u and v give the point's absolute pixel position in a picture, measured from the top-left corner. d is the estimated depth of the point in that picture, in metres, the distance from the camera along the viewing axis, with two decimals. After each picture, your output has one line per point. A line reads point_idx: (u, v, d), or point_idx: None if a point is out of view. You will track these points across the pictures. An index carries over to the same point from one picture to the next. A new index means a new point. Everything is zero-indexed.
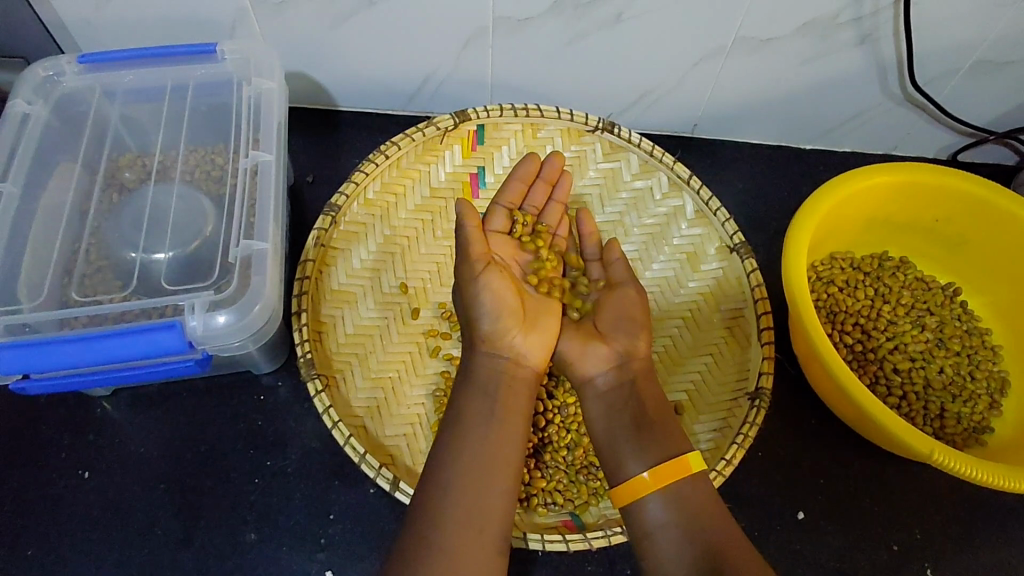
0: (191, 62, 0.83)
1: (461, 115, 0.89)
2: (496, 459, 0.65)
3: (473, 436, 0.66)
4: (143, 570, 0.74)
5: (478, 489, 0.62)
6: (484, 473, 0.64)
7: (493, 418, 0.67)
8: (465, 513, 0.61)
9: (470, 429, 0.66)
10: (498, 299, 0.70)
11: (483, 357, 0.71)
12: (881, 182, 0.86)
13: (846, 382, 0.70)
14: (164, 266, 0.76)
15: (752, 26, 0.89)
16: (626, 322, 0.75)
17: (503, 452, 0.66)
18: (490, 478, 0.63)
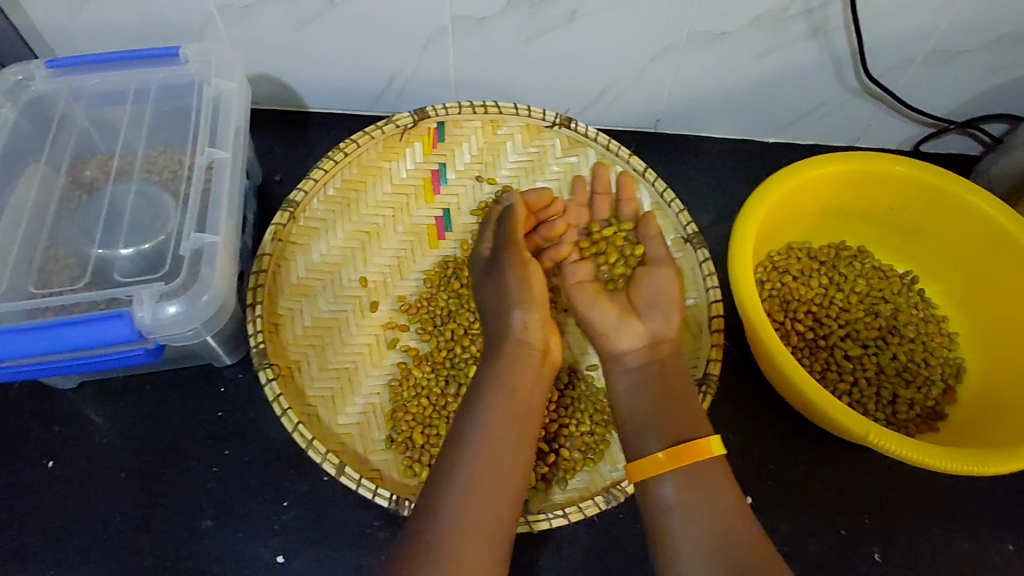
0: (155, 64, 0.86)
1: (420, 113, 0.91)
2: (500, 464, 0.66)
3: (480, 440, 0.66)
4: (103, 556, 0.77)
5: (481, 499, 0.63)
6: (492, 480, 0.64)
7: (502, 422, 0.68)
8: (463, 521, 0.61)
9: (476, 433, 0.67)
10: (530, 296, 0.79)
11: (508, 346, 0.76)
12: (833, 171, 0.87)
13: (784, 363, 0.72)
14: (123, 260, 0.79)
15: (704, 21, 0.91)
16: (661, 303, 0.81)
17: (508, 456, 0.66)
18: (494, 487, 0.64)
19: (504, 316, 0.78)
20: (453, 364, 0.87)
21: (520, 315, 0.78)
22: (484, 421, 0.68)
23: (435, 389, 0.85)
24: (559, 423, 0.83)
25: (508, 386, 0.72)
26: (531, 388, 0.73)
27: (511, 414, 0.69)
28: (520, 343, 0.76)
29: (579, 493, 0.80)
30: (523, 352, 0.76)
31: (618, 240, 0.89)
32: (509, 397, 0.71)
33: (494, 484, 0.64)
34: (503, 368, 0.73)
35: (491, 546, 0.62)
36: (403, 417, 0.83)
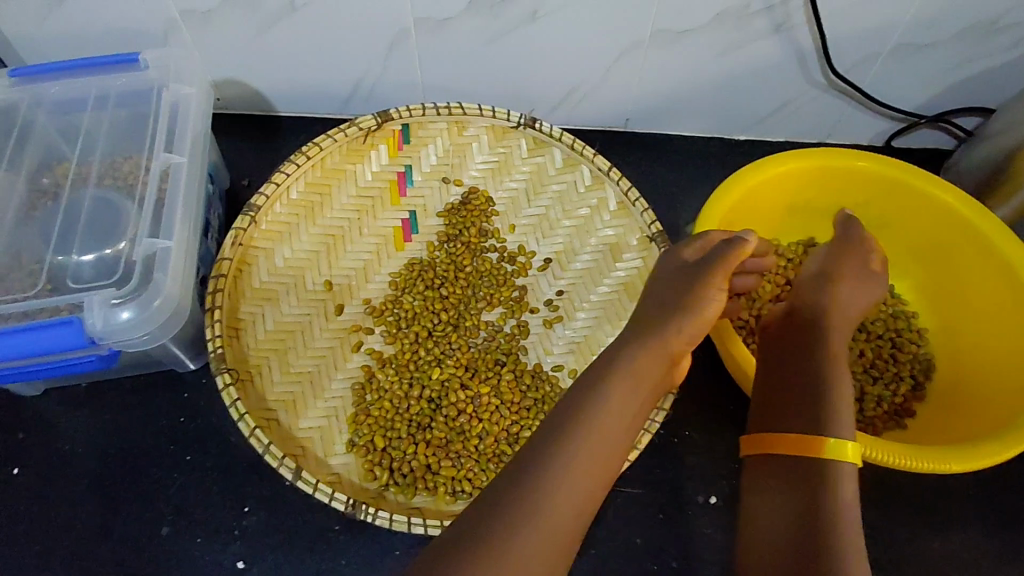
0: (115, 71, 0.86)
1: (382, 115, 0.91)
2: (610, 449, 0.56)
3: (592, 423, 0.56)
4: (63, 563, 0.76)
5: (588, 487, 0.53)
6: (603, 468, 0.55)
7: (625, 404, 0.59)
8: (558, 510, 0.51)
9: (591, 412, 0.57)
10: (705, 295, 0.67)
11: (670, 327, 0.65)
12: (795, 168, 0.86)
13: None
14: (81, 267, 0.79)
15: (666, 18, 0.90)
16: (827, 282, 0.75)
17: (617, 444, 0.57)
18: (600, 476, 0.54)
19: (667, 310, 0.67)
20: (411, 368, 0.87)
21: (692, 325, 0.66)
22: (603, 406, 0.58)
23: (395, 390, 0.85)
24: (521, 425, 0.83)
25: (641, 371, 0.61)
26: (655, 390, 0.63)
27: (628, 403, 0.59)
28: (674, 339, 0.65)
29: None
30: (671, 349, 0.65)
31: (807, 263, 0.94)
32: (637, 388, 0.60)
33: (604, 473, 0.55)
34: (642, 363, 0.62)
35: (575, 540, 0.52)
36: (365, 420, 0.82)
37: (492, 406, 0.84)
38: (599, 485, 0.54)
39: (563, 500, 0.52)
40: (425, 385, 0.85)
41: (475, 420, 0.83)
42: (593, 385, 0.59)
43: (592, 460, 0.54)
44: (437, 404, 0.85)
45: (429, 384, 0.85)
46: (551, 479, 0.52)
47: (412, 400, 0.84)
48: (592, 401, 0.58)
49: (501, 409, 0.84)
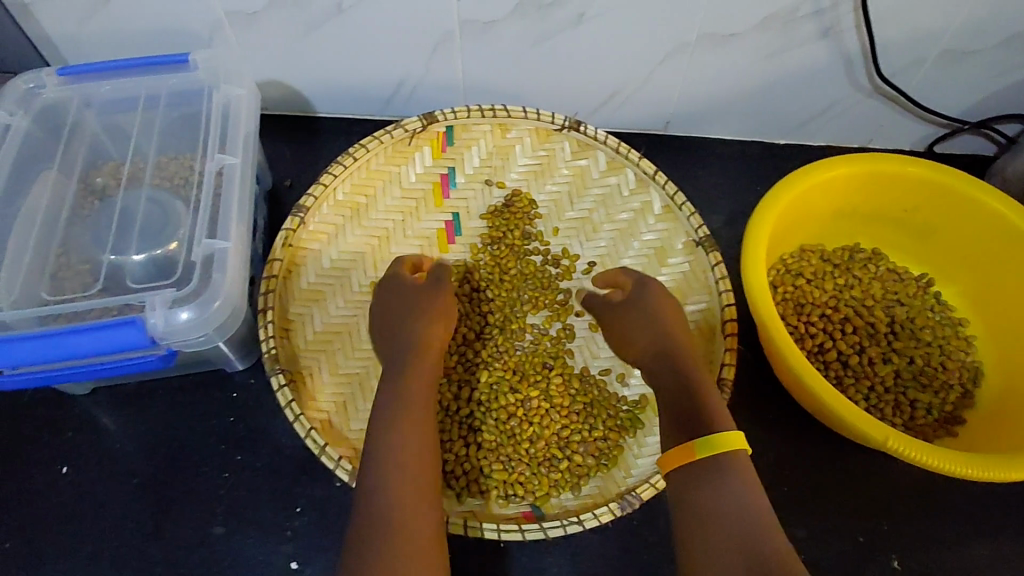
0: (167, 72, 0.86)
1: (428, 117, 0.91)
2: (416, 438, 0.66)
3: (399, 415, 0.66)
4: (115, 563, 0.77)
5: (421, 460, 0.64)
6: (427, 447, 0.66)
7: (411, 395, 0.69)
8: (404, 488, 0.62)
9: (395, 407, 0.67)
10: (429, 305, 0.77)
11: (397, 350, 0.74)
12: (843, 173, 0.86)
13: (795, 363, 0.72)
14: (136, 267, 0.79)
15: (713, 22, 0.90)
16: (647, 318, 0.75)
17: (427, 417, 0.68)
18: (423, 450, 0.65)
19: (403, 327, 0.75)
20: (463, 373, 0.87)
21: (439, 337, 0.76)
22: (394, 403, 0.68)
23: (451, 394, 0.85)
24: (571, 429, 0.83)
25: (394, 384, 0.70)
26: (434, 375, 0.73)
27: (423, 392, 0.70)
28: (421, 340, 0.74)
29: (592, 499, 0.79)
30: (424, 347, 0.73)
31: (853, 255, 0.94)
32: (412, 378, 0.70)
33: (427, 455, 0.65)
34: (412, 364, 0.71)
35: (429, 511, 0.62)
36: None
37: (543, 410, 0.83)
38: (427, 456, 0.65)
39: (412, 485, 0.63)
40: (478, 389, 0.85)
41: (527, 424, 0.82)
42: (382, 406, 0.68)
43: (422, 448, 0.65)
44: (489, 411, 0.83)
45: (486, 390, 0.84)
46: (378, 469, 0.63)
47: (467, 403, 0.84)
48: (386, 406, 0.68)
49: (552, 413, 0.83)
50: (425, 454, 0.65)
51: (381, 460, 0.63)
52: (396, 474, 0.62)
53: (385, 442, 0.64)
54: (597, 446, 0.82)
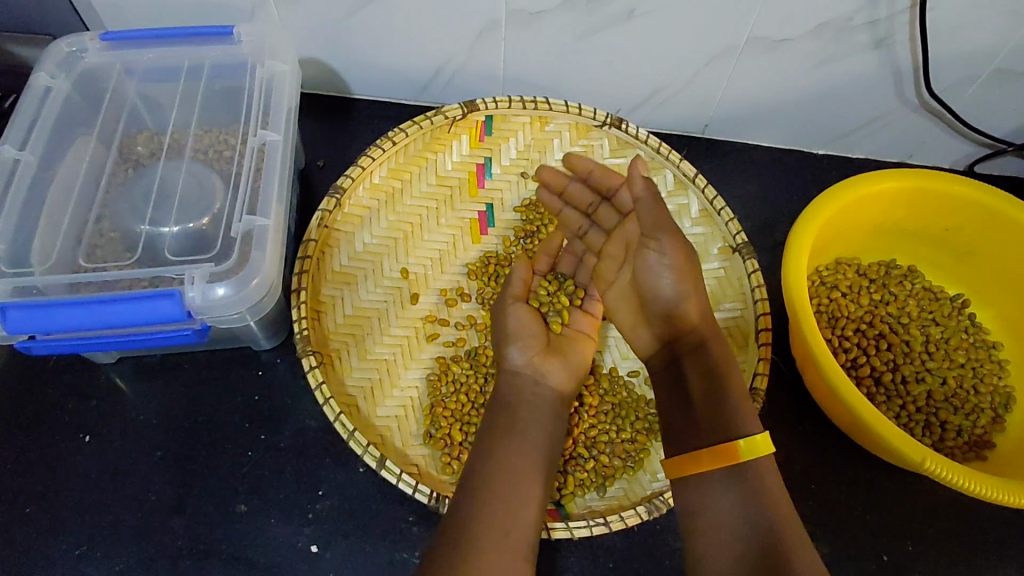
0: (210, 43, 0.85)
1: (470, 106, 0.88)
2: (516, 468, 0.69)
3: (492, 451, 0.70)
4: (136, 533, 0.77)
5: (518, 497, 0.67)
6: (525, 465, 0.70)
7: (515, 435, 0.72)
8: (498, 515, 0.64)
9: (485, 442, 0.72)
10: (518, 332, 0.79)
11: (505, 376, 0.78)
12: (889, 188, 0.85)
13: (832, 374, 0.72)
14: (169, 238, 0.78)
15: (765, 25, 0.88)
16: (669, 282, 0.70)
17: (530, 463, 0.70)
18: (522, 491, 0.67)
19: (502, 355, 0.79)
20: (563, 265, 0.88)
21: (556, 365, 0.78)
22: (499, 445, 0.71)
23: (564, 283, 0.86)
24: (599, 429, 0.83)
25: (500, 415, 0.74)
26: (558, 410, 0.76)
27: (548, 429, 0.75)
28: (521, 374, 0.77)
29: (617, 500, 0.79)
30: (525, 383, 0.77)
31: (885, 270, 0.94)
32: (519, 407, 0.75)
33: (534, 473, 0.70)
34: (517, 410, 0.74)
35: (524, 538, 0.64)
36: (441, 413, 0.83)
37: (571, 408, 0.83)
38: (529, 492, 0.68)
39: (510, 489, 0.67)
40: (582, 281, 0.87)
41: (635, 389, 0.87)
42: (484, 436, 0.72)
43: (517, 460, 0.70)
44: (595, 311, 0.86)
45: (568, 288, 0.85)
46: (472, 502, 0.65)
47: (579, 306, 0.86)
48: (485, 444, 0.71)
49: (581, 412, 0.83)
50: (532, 478, 0.69)
51: (480, 491, 0.66)
52: (492, 501, 0.65)
53: (490, 462, 0.69)
54: (625, 448, 0.82)
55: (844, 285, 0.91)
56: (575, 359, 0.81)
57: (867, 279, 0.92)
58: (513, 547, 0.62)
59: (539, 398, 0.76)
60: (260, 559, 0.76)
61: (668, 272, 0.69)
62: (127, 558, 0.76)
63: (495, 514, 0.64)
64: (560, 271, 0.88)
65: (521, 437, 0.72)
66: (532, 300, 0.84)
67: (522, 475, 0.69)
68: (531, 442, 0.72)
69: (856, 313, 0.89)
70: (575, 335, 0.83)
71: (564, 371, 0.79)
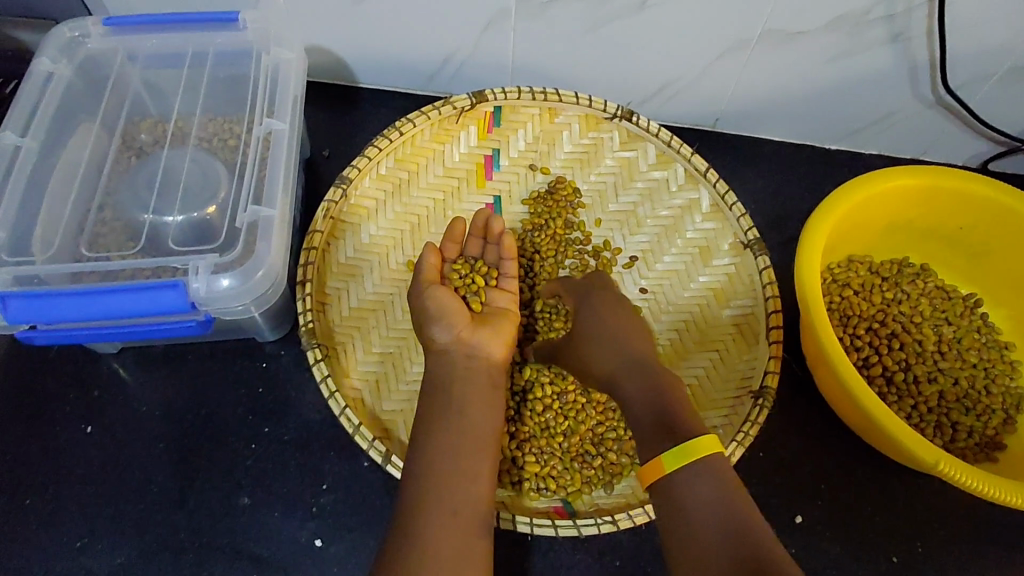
0: (215, 29, 0.84)
1: (478, 96, 0.87)
2: (459, 449, 0.67)
3: (429, 434, 0.68)
4: (138, 526, 0.76)
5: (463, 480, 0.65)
6: (470, 444, 0.68)
7: (452, 413, 0.70)
8: (441, 502, 0.63)
9: (422, 425, 0.70)
10: (440, 311, 0.74)
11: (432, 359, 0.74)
12: (904, 185, 0.83)
13: (845, 375, 0.70)
14: (173, 228, 0.77)
15: (781, 18, 0.86)
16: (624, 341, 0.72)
17: (473, 440, 0.68)
18: (467, 471, 0.66)
19: (427, 337, 0.75)
20: (470, 249, 0.86)
21: (485, 335, 0.75)
22: (437, 426, 0.69)
23: (475, 265, 0.84)
24: (607, 426, 0.82)
25: (433, 395, 0.72)
26: (492, 379, 0.74)
27: (486, 399, 0.72)
28: (447, 351, 0.74)
29: (625, 498, 0.78)
30: (453, 357, 0.74)
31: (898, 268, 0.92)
32: (455, 383, 0.72)
33: (481, 449, 0.68)
34: (454, 387, 0.72)
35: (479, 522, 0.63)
36: None
37: (580, 406, 0.82)
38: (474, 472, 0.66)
39: (453, 473, 0.65)
40: (492, 261, 0.85)
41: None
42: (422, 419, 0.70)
43: (460, 440, 0.68)
44: (511, 288, 0.84)
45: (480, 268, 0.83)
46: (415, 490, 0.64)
47: (493, 284, 0.83)
48: (424, 426, 0.69)
49: (589, 409, 0.82)
50: (480, 452, 0.68)
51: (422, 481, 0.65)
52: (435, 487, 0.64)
53: (427, 447, 0.67)
54: (632, 445, 0.81)
55: (856, 282, 0.89)
56: (502, 329, 0.77)
57: (879, 277, 0.91)
58: (467, 526, 0.62)
59: (473, 372, 0.73)
60: (263, 554, 0.75)
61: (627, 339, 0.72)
62: (129, 552, 0.75)
63: (440, 501, 0.63)
64: (470, 255, 0.86)
65: (458, 415, 0.70)
66: (447, 285, 0.81)
67: (465, 454, 0.67)
68: (468, 418, 0.70)
69: (868, 311, 0.88)
70: (497, 311, 0.79)
71: (493, 338, 0.75)
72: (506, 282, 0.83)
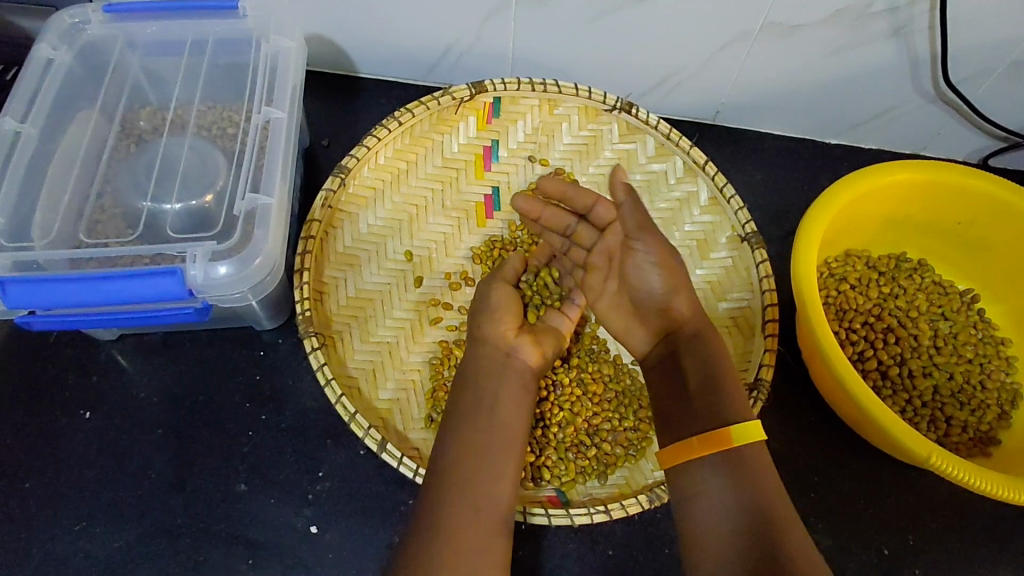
0: (214, 16, 0.84)
1: (477, 87, 0.87)
2: (487, 444, 0.68)
3: (458, 430, 0.69)
4: (135, 511, 0.77)
5: (492, 477, 0.66)
6: (500, 441, 0.69)
7: (488, 409, 0.70)
8: (465, 496, 0.63)
9: (452, 420, 0.70)
10: (496, 306, 0.78)
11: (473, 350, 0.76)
12: (903, 179, 0.83)
13: (837, 363, 0.71)
14: (171, 215, 0.77)
15: (781, 11, 0.86)
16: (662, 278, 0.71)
17: (506, 439, 0.69)
18: (494, 468, 0.66)
19: (474, 327, 0.77)
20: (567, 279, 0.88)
21: (527, 343, 0.77)
22: (467, 422, 0.69)
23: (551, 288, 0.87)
24: (602, 417, 0.83)
25: (467, 388, 0.72)
26: (526, 379, 0.74)
27: (519, 399, 0.73)
28: (487, 345, 0.75)
29: (618, 489, 0.79)
30: (492, 353, 0.75)
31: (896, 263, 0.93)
32: (489, 379, 0.73)
33: (509, 446, 0.69)
34: (492, 383, 0.72)
35: (501, 518, 0.64)
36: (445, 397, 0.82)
37: (576, 396, 0.83)
38: (504, 469, 0.67)
39: (480, 468, 0.66)
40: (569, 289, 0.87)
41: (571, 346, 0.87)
42: (453, 414, 0.70)
43: (488, 435, 0.68)
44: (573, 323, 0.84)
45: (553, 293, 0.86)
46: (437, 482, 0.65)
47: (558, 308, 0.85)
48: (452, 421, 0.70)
49: (585, 400, 0.83)
50: (506, 449, 0.68)
51: (447, 473, 0.65)
52: (461, 480, 0.64)
53: (454, 441, 0.67)
54: (626, 436, 0.82)
55: (852, 276, 0.90)
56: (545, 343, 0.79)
57: (877, 272, 0.91)
58: (492, 523, 0.63)
59: (511, 370, 0.74)
60: (259, 539, 0.76)
61: (654, 269, 0.71)
62: (126, 535, 0.76)
63: (463, 494, 0.63)
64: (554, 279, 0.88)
65: (488, 410, 0.70)
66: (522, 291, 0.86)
67: (493, 450, 0.67)
68: (500, 415, 0.70)
69: (865, 305, 0.88)
70: (547, 328, 0.81)
71: (532, 349, 0.76)
72: (570, 308, 0.84)
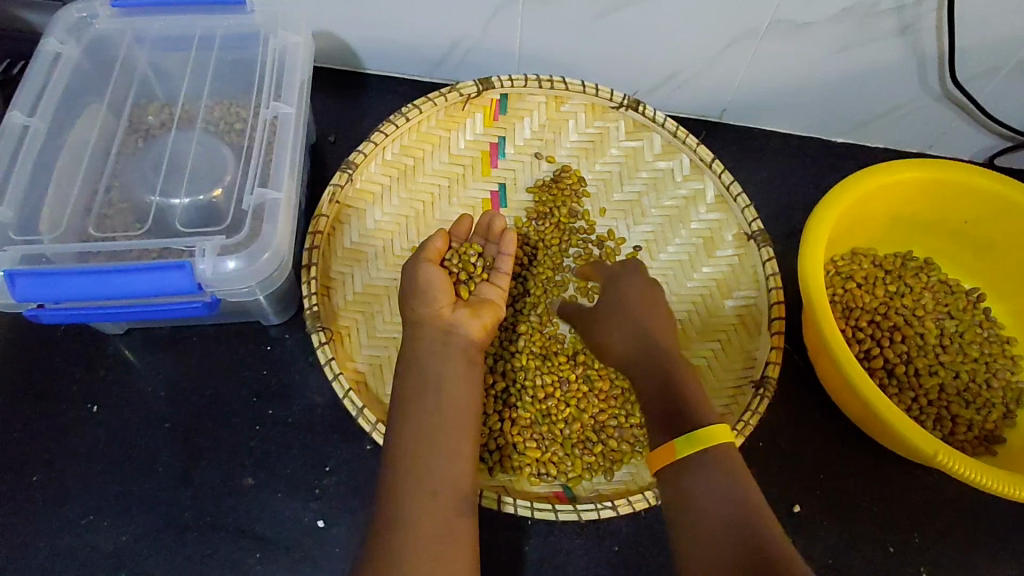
0: (222, 11, 0.84)
1: (484, 83, 0.87)
2: (438, 428, 0.67)
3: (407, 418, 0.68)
4: (142, 504, 0.77)
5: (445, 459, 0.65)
6: (451, 423, 0.68)
7: (434, 390, 0.70)
8: (420, 481, 0.63)
9: (399, 407, 0.69)
10: (423, 283, 0.75)
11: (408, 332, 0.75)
12: (910, 178, 0.83)
13: (844, 361, 0.71)
14: (179, 210, 0.77)
15: (789, 8, 0.86)
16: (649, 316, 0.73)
17: (456, 420, 0.68)
18: (446, 450, 0.66)
19: (407, 308, 0.76)
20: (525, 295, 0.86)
21: (463, 313, 0.75)
22: (415, 406, 0.68)
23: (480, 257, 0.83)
24: (608, 413, 0.83)
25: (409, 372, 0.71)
26: (471, 355, 0.73)
27: (465, 378, 0.72)
28: (425, 323, 0.74)
29: (624, 485, 0.79)
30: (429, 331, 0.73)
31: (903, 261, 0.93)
32: (432, 361, 0.71)
33: (460, 428, 0.68)
34: (437, 363, 0.71)
35: (461, 499, 0.64)
36: None
37: (581, 393, 0.83)
38: (457, 450, 0.66)
39: (431, 452, 0.65)
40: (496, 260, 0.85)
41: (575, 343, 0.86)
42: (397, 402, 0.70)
43: (441, 419, 0.68)
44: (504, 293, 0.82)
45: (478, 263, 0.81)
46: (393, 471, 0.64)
47: (485, 278, 0.82)
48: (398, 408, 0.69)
49: (591, 396, 0.83)
50: (458, 432, 0.68)
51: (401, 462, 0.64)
52: (414, 466, 0.64)
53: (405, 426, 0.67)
54: (633, 433, 0.82)
55: (859, 275, 0.90)
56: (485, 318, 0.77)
57: (883, 271, 0.91)
58: (448, 506, 0.62)
59: (451, 348, 0.73)
60: (266, 533, 0.76)
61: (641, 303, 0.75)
62: (133, 529, 0.76)
63: (416, 481, 0.63)
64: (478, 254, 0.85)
65: (436, 393, 0.69)
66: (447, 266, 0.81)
67: (444, 433, 0.67)
68: (445, 396, 0.69)
69: (871, 304, 0.88)
70: (482, 300, 0.79)
71: (471, 321, 0.75)
72: (497, 277, 0.82)
